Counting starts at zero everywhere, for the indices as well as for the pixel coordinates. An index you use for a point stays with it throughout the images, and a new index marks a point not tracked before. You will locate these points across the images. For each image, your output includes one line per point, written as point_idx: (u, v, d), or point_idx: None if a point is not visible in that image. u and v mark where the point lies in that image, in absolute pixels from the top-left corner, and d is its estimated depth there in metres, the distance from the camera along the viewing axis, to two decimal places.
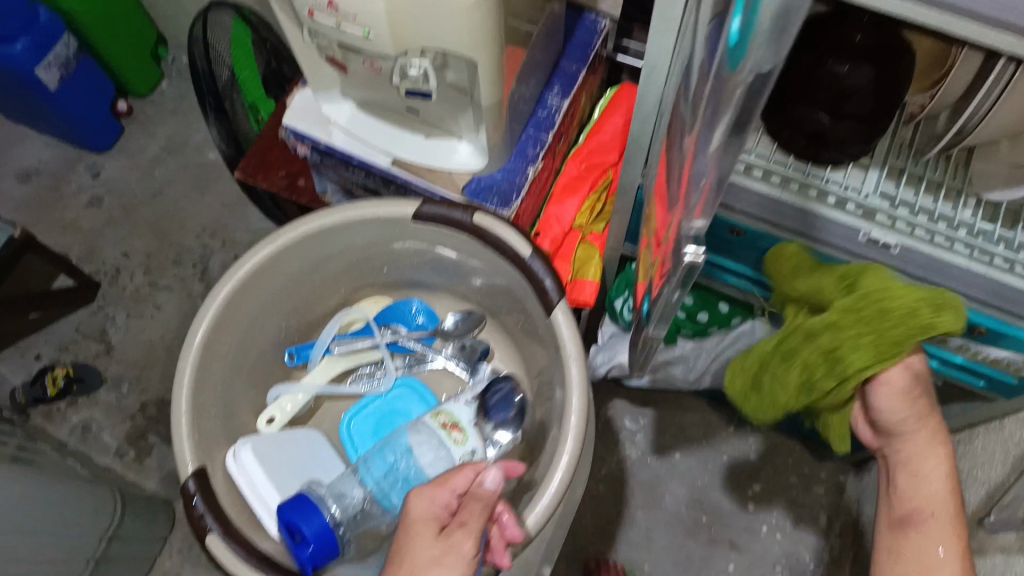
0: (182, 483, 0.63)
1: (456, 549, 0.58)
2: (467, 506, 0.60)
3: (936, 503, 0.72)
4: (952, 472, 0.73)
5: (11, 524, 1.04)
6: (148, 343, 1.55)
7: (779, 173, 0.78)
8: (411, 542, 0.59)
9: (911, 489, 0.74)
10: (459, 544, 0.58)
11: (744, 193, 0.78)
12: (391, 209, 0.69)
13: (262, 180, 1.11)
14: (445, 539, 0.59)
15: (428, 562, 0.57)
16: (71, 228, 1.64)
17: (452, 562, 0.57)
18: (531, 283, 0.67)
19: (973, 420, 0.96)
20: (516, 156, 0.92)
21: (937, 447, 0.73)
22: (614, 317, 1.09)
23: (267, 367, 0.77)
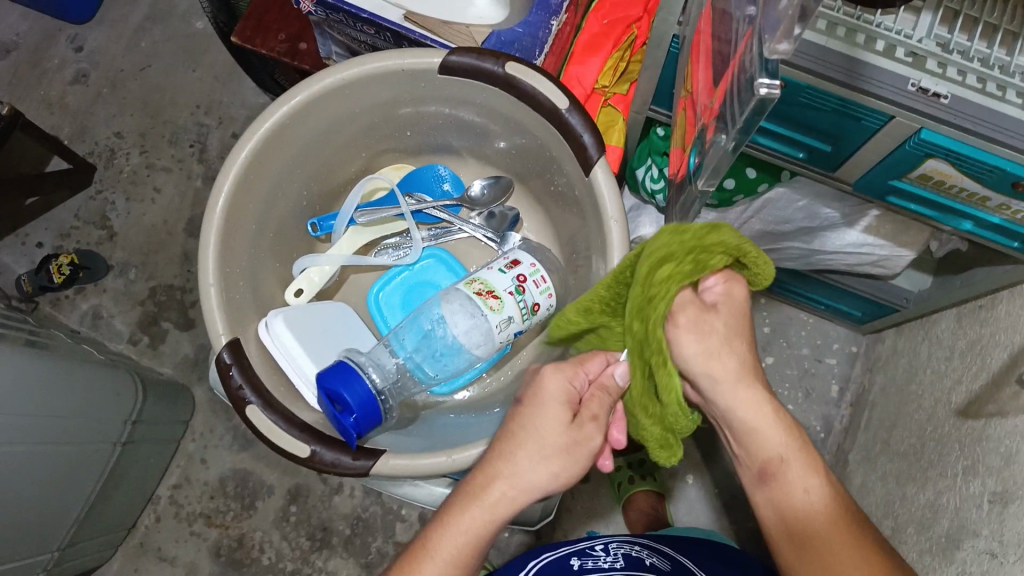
0: (217, 355, 0.63)
1: (584, 439, 0.59)
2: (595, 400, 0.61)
3: (782, 447, 0.57)
4: (779, 410, 0.57)
5: (44, 409, 1.03)
6: (151, 227, 1.51)
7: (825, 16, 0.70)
8: (541, 423, 0.60)
9: (732, 425, 0.58)
10: (590, 434, 0.60)
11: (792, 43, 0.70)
12: (416, 61, 0.65)
13: (260, 44, 1.05)
14: (571, 423, 0.60)
15: (554, 446, 0.58)
16: (58, 107, 1.56)
17: (576, 452, 0.59)
18: (568, 141, 0.64)
19: (998, 285, 0.95)
20: (538, 8, 0.86)
21: (747, 382, 0.57)
22: (635, 188, 1.06)
23: (290, 236, 0.74)
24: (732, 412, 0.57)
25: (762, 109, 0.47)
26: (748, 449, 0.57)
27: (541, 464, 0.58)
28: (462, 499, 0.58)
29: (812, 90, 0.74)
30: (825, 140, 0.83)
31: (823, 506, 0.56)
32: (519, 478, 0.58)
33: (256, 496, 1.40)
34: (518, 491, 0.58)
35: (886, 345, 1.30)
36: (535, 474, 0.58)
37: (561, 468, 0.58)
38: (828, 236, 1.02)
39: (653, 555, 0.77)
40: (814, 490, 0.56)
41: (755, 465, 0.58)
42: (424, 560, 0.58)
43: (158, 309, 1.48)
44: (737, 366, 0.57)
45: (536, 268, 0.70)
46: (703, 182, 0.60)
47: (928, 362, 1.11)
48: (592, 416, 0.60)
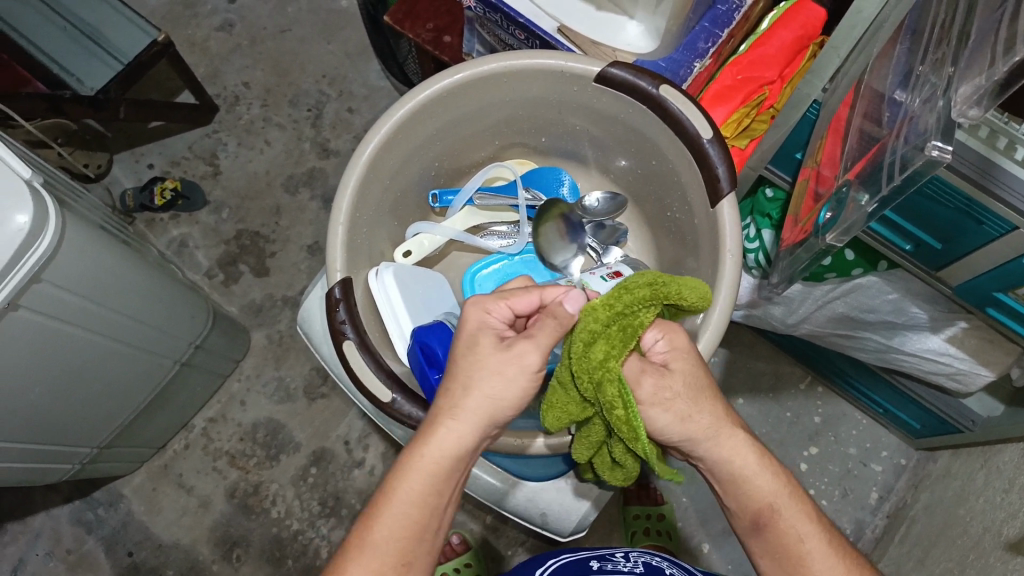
0: (329, 288, 0.66)
1: (520, 359, 0.57)
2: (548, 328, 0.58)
3: (770, 493, 0.58)
4: (765, 458, 0.60)
5: (133, 309, 1.09)
6: (252, 175, 1.59)
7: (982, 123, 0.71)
8: (472, 353, 0.58)
9: (718, 475, 0.60)
10: (524, 357, 0.57)
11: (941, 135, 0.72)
12: (577, 65, 0.68)
13: (408, 28, 1.12)
14: (514, 358, 0.57)
15: (500, 370, 0.57)
16: (199, 48, 1.67)
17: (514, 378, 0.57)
18: (702, 170, 0.65)
19: None
20: (685, 48, 0.88)
21: (729, 431, 0.59)
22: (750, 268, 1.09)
23: (408, 202, 0.77)
24: (717, 463, 0.59)
25: (929, 168, 0.51)
26: (738, 500, 0.59)
27: (483, 390, 0.56)
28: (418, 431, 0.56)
29: (941, 184, 0.76)
30: (937, 238, 0.84)
31: (820, 548, 0.57)
32: (468, 412, 0.56)
33: (282, 450, 1.43)
34: (467, 423, 0.56)
35: (939, 465, 1.26)
36: (484, 406, 0.56)
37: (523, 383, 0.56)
38: (911, 337, 1.01)
39: (673, 565, 0.75)
40: (810, 537, 0.57)
41: (748, 515, 0.59)
42: (381, 516, 0.54)
43: (240, 251, 1.54)
44: (711, 420, 0.59)
45: None
46: (835, 237, 0.66)
47: (983, 490, 1.07)
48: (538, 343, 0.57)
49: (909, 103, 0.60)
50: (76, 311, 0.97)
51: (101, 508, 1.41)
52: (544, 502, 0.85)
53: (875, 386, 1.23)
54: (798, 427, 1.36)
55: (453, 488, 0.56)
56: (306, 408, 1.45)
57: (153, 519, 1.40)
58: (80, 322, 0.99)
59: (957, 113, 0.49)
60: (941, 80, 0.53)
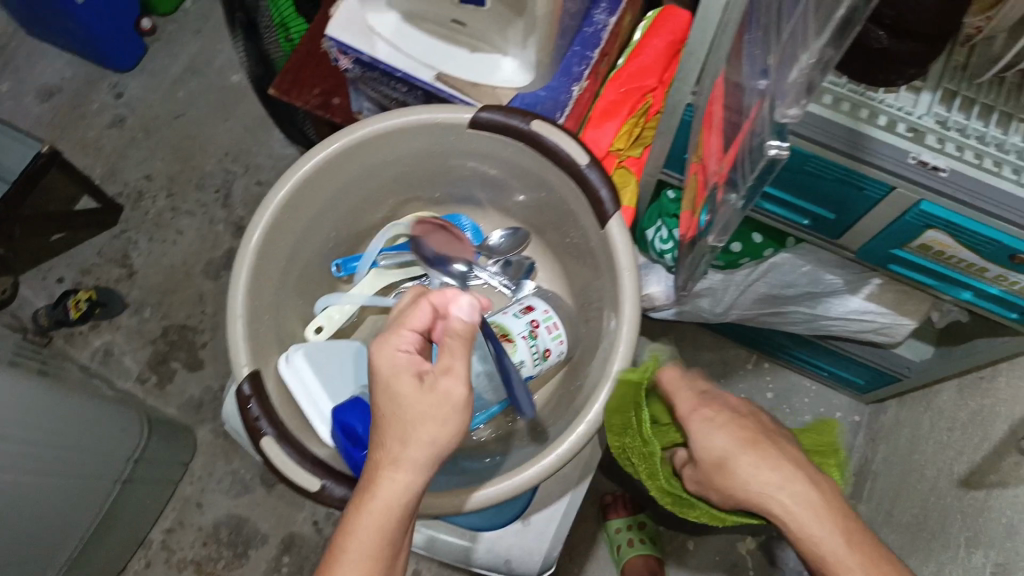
0: (238, 386, 0.66)
1: (447, 396, 0.56)
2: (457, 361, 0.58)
3: (794, 500, 0.55)
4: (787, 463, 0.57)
5: (55, 439, 1.04)
6: (170, 267, 1.54)
7: (832, 93, 0.76)
8: (393, 398, 0.56)
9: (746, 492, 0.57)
10: (449, 390, 0.57)
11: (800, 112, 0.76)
12: (449, 115, 0.70)
13: (296, 97, 1.08)
14: (435, 394, 0.56)
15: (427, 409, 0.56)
16: (92, 149, 1.58)
17: (447, 413, 0.56)
18: (586, 194, 0.68)
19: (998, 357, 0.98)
20: (562, 74, 0.90)
21: (745, 441, 0.58)
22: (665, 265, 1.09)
23: (314, 277, 0.78)
24: (740, 476, 0.57)
25: (771, 170, 0.50)
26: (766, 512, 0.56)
27: (415, 435, 0.55)
28: (362, 480, 0.55)
29: (818, 160, 0.80)
30: (829, 209, 0.87)
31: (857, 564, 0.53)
32: (411, 457, 0.55)
33: (249, 545, 1.39)
34: (408, 470, 0.55)
35: (889, 416, 1.30)
36: (419, 448, 0.55)
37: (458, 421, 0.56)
38: (833, 303, 1.05)
39: None
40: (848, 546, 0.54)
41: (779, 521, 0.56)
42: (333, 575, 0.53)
43: (169, 348, 1.50)
44: (724, 434, 0.59)
45: (549, 315, 0.73)
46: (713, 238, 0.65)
47: (931, 433, 1.12)
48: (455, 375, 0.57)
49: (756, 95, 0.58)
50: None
51: None
52: (505, 547, 0.86)
53: (817, 354, 1.26)
54: None
55: (405, 532, 0.56)
56: (265, 497, 1.41)
57: None
58: None
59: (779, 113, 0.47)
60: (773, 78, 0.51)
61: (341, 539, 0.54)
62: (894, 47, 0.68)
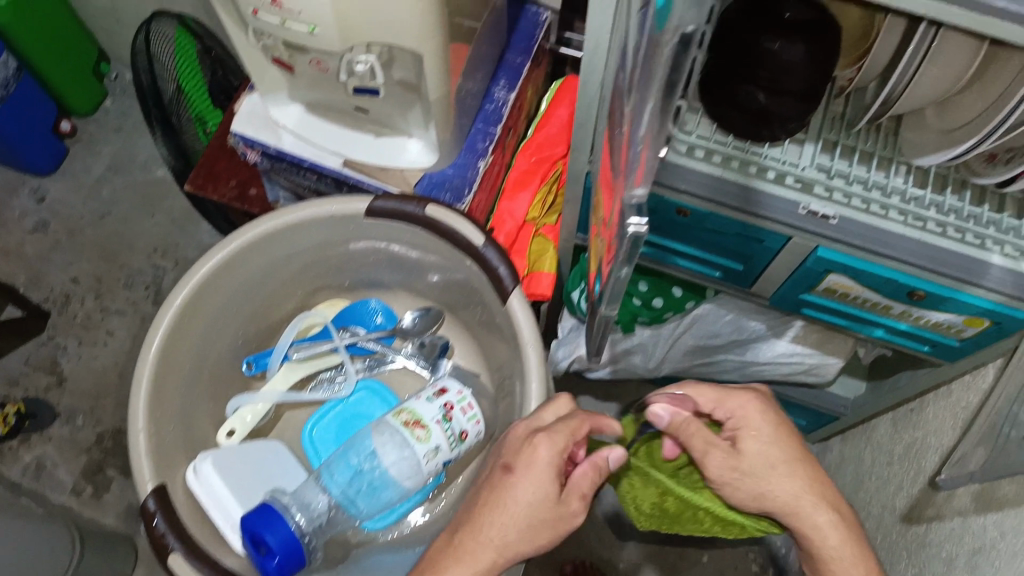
0: (142, 502, 0.64)
1: (566, 521, 0.61)
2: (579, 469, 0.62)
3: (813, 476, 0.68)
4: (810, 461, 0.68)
5: None
6: (101, 371, 1.49)
7: (720, 152, 0.80)
8: (543, 500, 0.60)
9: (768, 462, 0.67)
10: (569, 519, 0.61)
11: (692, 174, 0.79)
12: (345, 207, 0.71)
13: (211, 191, 1.07)
14: (546, 488, 0.60)
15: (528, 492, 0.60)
16: (15, 256, 1.55)
17: (544, 534, 0.60)
18: (486, 273, 0.70)
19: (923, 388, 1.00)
20: (467, 151, 0.93)
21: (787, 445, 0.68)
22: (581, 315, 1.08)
23: (223, 377, 0.76)
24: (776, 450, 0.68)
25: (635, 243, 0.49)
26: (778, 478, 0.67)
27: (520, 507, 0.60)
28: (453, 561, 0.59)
29: (716, 218, 0.83)
30: (737, 261, 0.90)
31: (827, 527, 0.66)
32: (493, 556, 0.59)
33: None
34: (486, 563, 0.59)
35: (835, 454, 1.30)
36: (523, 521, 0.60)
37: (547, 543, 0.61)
38: (760, 346, 1.07)
39: None
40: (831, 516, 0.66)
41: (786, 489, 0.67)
42: None
43: (104, 455, 1.44)
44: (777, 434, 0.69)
45: (463, 395, 0.73)
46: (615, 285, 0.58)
47: (873, 467, 1.12)
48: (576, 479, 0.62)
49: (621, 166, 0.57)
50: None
51: None
52: None
53: None
54: None
55: None
56: None
57: None
58: None
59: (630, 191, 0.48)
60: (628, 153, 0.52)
61: None
62: (770, 104, 0.73)
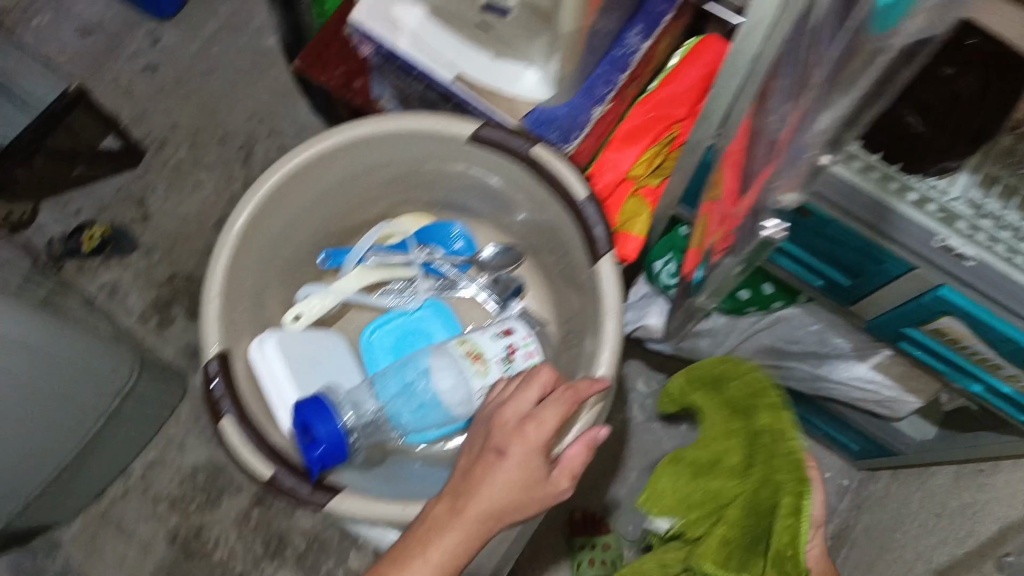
0: (204, 364, 0.68)
1: (536, 484, 0.60)
2: (505, 496, 0.58)
3: None
4: None
5: None
6: (183, 218, 1.52)
7: (864, 162, 0.70)
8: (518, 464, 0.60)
9: None
10: (531, 464, 0.60)
11: (823, 177, 0.71)
12: (450, 127, 0.70)
13: (317, 74, 1.03)
14: (534, 466, 0.60)
15: (477, 506, 0.58)
16: (123, 91, 1.59)
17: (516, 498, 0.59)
18: (581, 229, 0.68)
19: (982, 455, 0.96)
20: (584, 94, 0.85)
21: None
22: (652, 278, 1.05)
23: (300, 266, 0.80)
24: None
25: (766, 243, 0.61)
26: None
27: (439, 556, 0.56)
28: (421, 533, 0.58)
29: (835, 225, 0.76)
30: (844, 275, 0.83)
31: None
32: (466, 514, 0.58)
33: (223, 493, 1.39)
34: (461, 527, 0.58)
35: (879, 486, 1.26)
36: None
37: (521, 508, 0.59)
38: (838, 363, 1.01)
39: None
40: None
41: None
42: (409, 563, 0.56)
43: (173, 295, 1.48)
44: None
45: (529, 340, 0.72)
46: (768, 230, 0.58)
47: (919, 514, 1.07)
48: (511, 497, 0.58)
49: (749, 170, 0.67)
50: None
51: (39, 557, 1.36)
52: None
53: (814, 409, 1.21)
54: None
55: None
56: None
57: (92, 565, 1.36)
58: None
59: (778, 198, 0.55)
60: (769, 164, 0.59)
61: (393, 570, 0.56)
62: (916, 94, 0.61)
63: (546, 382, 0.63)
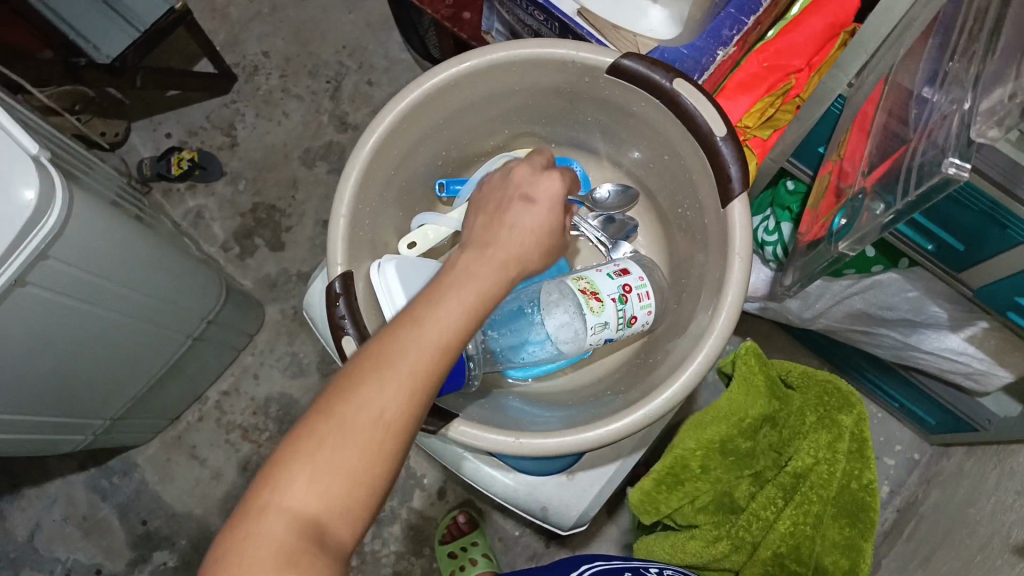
0: (330, 282, 0.70)
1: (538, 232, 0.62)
2: (494, 272, 0.56)
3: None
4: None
5: (133, 295, 1.05)
6: (271, 146, 1.55)
7: None
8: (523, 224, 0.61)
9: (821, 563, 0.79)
10: (534, 222, 0.63)
11: (1004, 167, 0.68)
12: (589, 56, 0.70)
13: (428, 3, 1.07)
14: (544, 218, 0.63)
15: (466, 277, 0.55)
16: (219, 15, 1.62)
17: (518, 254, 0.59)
18: (716, 170, 0.67)
19: None
20: (709, 36, 0.81)
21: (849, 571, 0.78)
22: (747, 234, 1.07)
23: (416, 192, 0.83)
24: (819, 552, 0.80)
25: (944, 187, 0.46)
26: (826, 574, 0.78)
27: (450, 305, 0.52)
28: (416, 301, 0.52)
29: (966, 185, 0.73)
30: (960, 240, 0.82)
31: None
32: (478, 270, 0.56)
33: (294, 425, 1.41)
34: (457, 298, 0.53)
35: (951, 462, 1.24)
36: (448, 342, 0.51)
37: (540, 254, 0.61)
38: (930, 334, 1.00)
39: None
40: None
41: None
42: (408, 333, 0.50)
43: (255, 224, 1.51)
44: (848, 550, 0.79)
45: (643, 282, 0.73)
46: (847, 245, 0.60)
47: (996, 490, 1.05)
48: (496, 266, 0.57)
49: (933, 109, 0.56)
50: (101, 293, 0.98)
51: (115, 476, 1.40)
52: (544, 495, 0.82)
53: (893, 379, 1.21)
54: None
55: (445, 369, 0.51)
56: (318, 383, 1.43)
57: (165, 490, 1.39)
58: (96, 300, 0.98)
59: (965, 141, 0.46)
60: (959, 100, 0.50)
61: (395, 333, 0.50)
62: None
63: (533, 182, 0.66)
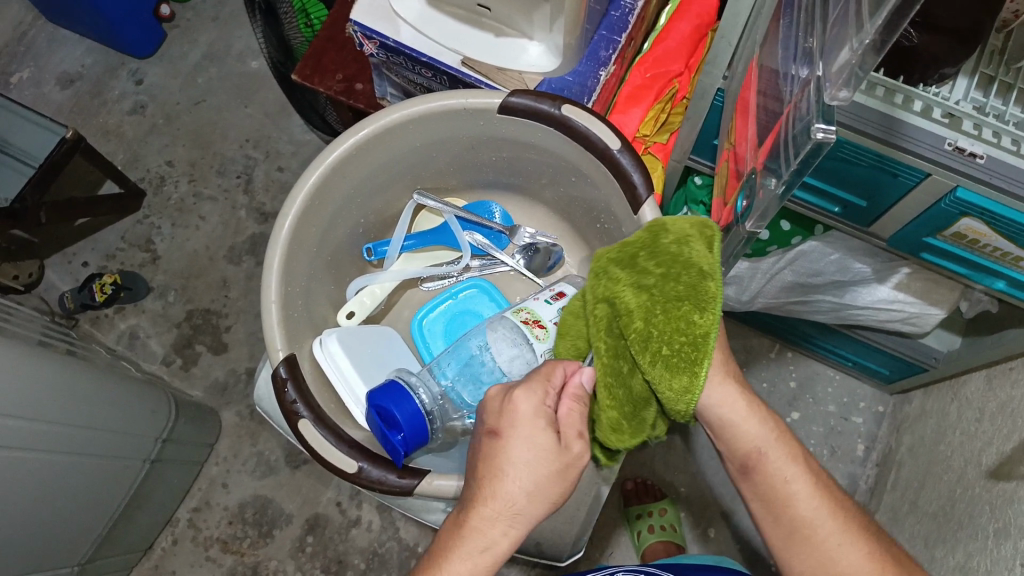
0: (274, 369, 0.69)
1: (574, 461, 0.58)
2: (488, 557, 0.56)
3: (758, 438, 0.60)
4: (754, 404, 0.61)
5: (75, 431, 1.00)
6: (193, 253, 1.53)
7: (942, 107, 0.72)
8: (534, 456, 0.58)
9: (710, 420, 0.62)
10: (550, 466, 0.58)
11: (887, 122, 0.73)
12: (479, 101, 0.73)
13: (318, 83, 1.08)
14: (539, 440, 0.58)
15: (512, 518, 0.57)
16: (114, 135, 1.61)
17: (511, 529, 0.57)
18: (619, 179, 0.71)
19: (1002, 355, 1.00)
20: (588, 59, 0.88)
21: (720, 377, 0.61)
22: None
23: (344, 261, 0.84)
24: (709, 405, 0.61)
25: (818, 151, 0.50)
26: (728, 445, 0.61)
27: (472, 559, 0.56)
28: None
29: (852, 144, 0.77)
30: (860, 196, 0.87)
31: (806, 491, 0.59)
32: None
33: (274, 524, 1.36)
34: None
35: (914, 405, 1.29)
36: None
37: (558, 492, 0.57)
38: (860, 291, 1.04)
39: None
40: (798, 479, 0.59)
41: (737, 460, 0.61)
42: None
43: (193, 332, 1.48)
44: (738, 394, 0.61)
45: None
46: (754, 223, 0.63)
47: (959, 422, 1.10)
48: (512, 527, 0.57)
49: (791, 88, 0.61)
50: (45, 437, 0.94)
51: None
52: (535, 531, 0.83)
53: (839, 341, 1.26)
54: (776, 395, 1.40)
55: None
56: (291, 477, 1.39)
57: None
58: (41, 445, 0.94)
59: (832, 97, 0.48)
60: (813, 66, 0.54)
61: None
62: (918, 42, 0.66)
63: (549, 375, 0.61)
